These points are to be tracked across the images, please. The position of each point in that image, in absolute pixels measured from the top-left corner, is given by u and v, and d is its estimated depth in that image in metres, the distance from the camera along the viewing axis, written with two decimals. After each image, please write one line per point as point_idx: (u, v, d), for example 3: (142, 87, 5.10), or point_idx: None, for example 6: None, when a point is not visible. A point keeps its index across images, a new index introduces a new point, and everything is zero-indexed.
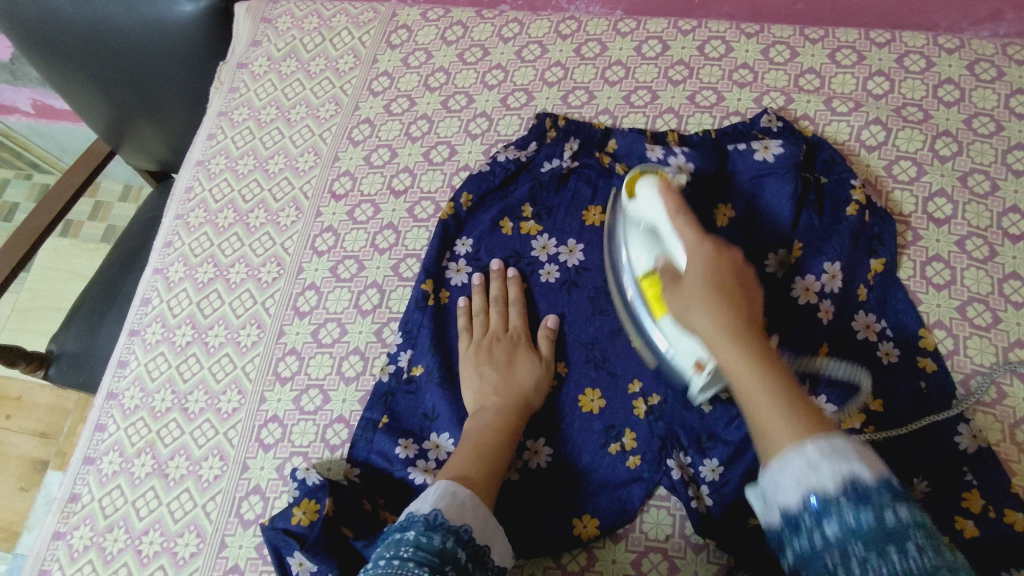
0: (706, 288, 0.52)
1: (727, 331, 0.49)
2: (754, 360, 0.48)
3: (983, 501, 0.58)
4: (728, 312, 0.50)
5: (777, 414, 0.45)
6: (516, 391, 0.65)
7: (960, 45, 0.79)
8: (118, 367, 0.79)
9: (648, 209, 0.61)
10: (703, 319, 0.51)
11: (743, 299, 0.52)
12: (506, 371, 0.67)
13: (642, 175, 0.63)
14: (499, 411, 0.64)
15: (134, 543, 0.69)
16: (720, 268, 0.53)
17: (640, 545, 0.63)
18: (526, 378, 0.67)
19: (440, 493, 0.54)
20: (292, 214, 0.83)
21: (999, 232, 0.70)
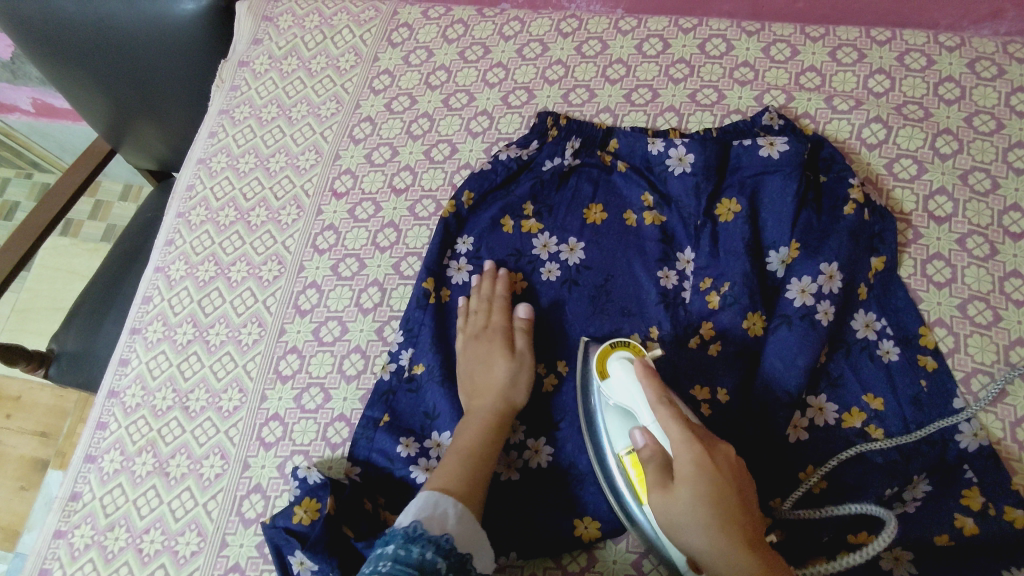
0: (701, 502, 0.50)
1: (723, 559, 0.49)
2: (741, 565, 0.48)
3: (983, 499, 0.58)
4: (719, 524, 0.49)
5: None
6: (496, 391, 0.65)
7: (961, 43, 0.79)
8: (118, 365, 0.79)
9: (624, 385, 0.59)
10: (699, 543, 0.50)
11: (734, 502, 0.50)
12: (486, 371, 0.67)
13: (614, 351, 0.62)
14: (480, 414, 0.64)
15: (135, 542, 0.69)
16: (716, 477, 0.51)
17: (641, 545, 0.63)
18: (504, 376, 0.66)
19: (422, 505, 0.56)
20: (293, 212, 0.83)
21: (999, 230, 0.70)
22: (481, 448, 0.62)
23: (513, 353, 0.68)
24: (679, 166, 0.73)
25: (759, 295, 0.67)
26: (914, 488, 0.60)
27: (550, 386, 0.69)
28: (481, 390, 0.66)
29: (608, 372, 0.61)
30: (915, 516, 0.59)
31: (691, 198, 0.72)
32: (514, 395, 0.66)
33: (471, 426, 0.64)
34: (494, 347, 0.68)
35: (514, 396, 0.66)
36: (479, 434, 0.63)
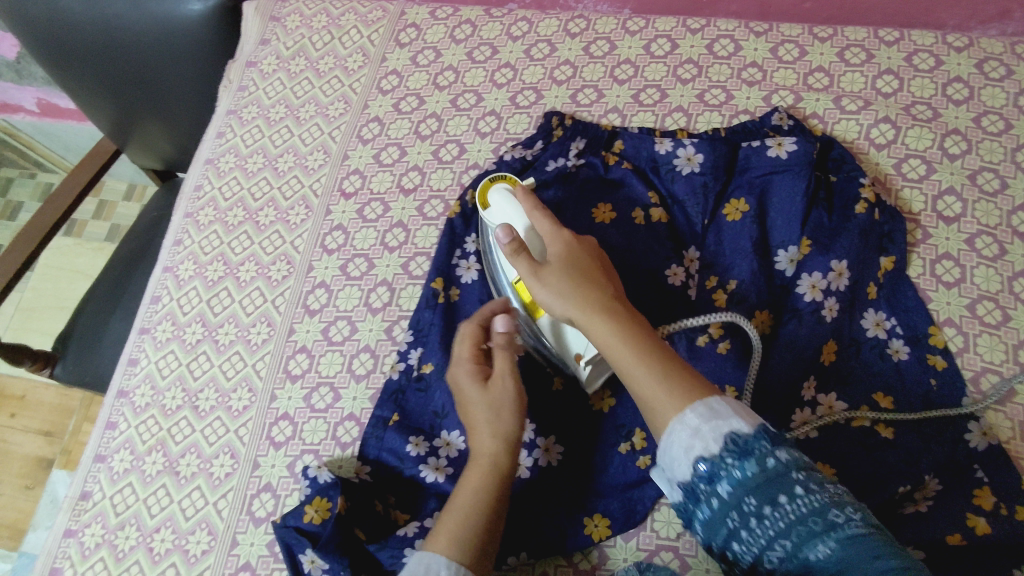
0: (571, 277, 0.56)
1: (582, 305, 0.54)
2: (617, 333, 0.52)
3: (994, 499, 0.59)
4: (596, 296, 0.54)
5: (611, 332, 0.52)
6: (484, 426, 0.58)
7: (969, 43, 0.79)
8: (128, 365, 0.79)
9: (503, 210, 0.65)
10: (571, 303, 0.54)
11: (595, 272, 0.57)
12: (471, 407, 0.59)
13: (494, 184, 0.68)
14: (475, 457, 0.58)
15: (146, 541, 0.69)
16: (581, 258, 0.58)
17: (651, 543, 0.63)
18: (485, 409, 0.58)
19: (410, 568, 0.52)
20: (302, 212, 0.83)
21: (1009, 230, 0.70)
22: (478, 495, 0.56)
23: (490, 381, 0.60)
24: (688, 166, 0.73)
25: (766, 293, 0.67)
26: (926, 487, 0.60)
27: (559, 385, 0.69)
28: (472, 427, 0.59)
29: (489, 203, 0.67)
30: (929, 514, 0.59)
31: (697, 197, 0.72)
32: (498, 425, 0.58)
33: (468, 471, 0.58)
34: (472, 381, 0.60)
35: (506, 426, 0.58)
36: (475, 479, 0.57)
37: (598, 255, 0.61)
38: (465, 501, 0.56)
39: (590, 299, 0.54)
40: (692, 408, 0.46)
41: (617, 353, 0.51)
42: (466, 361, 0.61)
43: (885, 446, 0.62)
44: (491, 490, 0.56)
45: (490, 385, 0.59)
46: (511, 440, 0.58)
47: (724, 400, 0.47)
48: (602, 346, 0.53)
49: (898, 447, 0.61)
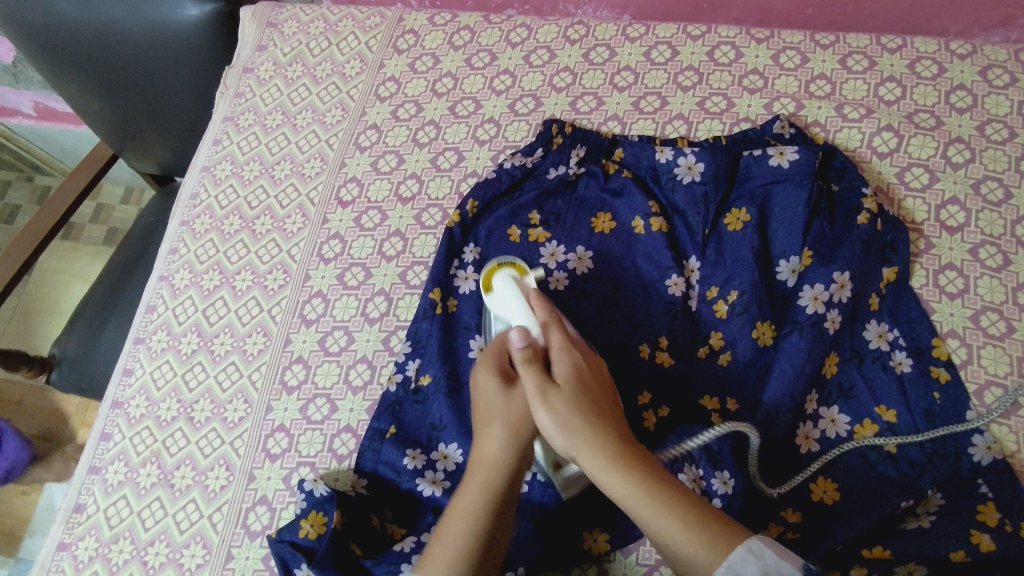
0: (579, 408, 0.50)
1: (579, 427, 0.50)
2: (617, 459, 0.48)
3: (998, 515, 0.58)
4: (608, 438, 0.49)
5: (612, 469, 0.48)
6: (493, 435, 0.54)
7: (972, 51, 0.78)
8: (122, 375, 0.79)
9: (508, 301, 0.61)
10: (583, 443, 0.49)
11: (604, 403, 0.52)
12: (486, 411, 0.55)
13: (499, 268, 0.64)
14: (479, 463, 0.54)
15: (140, 554, 0.69)
16: (591, 384, 0.53)
17: (652, 558, 0.62)
18: (502, 415, 0.54)
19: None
20: (299, 220, 0.83)
21: (1013, 240, 0.69)
22: (478, 512, 0.52)
23: (512, 389, 0.55)
24: (688, 174, 0.72)
25: (767, 304, 0.66)
26: (927, 502, 0.60)
27: None
28: (480, 432, 0.55)
29: (493, 287, 0.63)
30: (931, 531, 0.58)
31: (697, 207, 0.71)
32: (502, 436, 0.54)
33: (469, 479, 0.54)
34: (493, 387, 0.55)
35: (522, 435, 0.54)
36: (477, 494, 0.52)
37: (605, 379, 0.55)
38: (463, 517, 0.51)
39: (591, 428, 0.50)
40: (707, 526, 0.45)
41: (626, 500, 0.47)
42: (490, 362, 0.56)
43: (886, 460, 0.61)
44: (491, 506, 0.52)
45: (512, 393, 0.55)
46: (521, 448, 0.54)
47: (761, 542, 0.43)
48: (604, 488, 0.48)
49: (900, 461, 0.61)
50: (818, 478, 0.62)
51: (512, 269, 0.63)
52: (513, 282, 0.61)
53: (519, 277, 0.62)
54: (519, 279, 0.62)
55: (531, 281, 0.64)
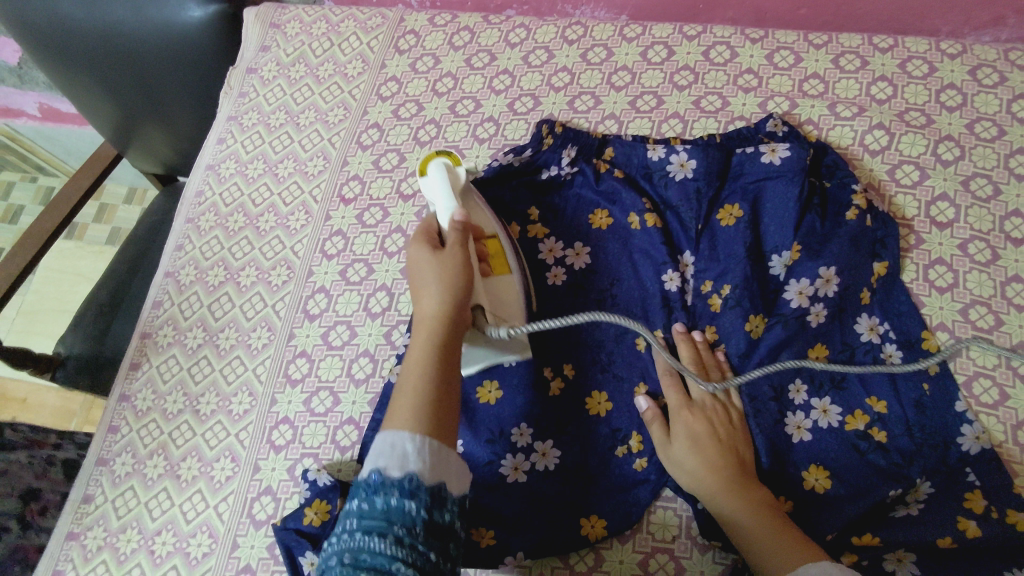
0: (688, 434, 0.62)
1: (694, 439, 0.62)
2: (719, 474, 0.60)
3: (985, 502, 0.59)
4: (712, 455, 0.61)
5: (706, 469, 0.60)
6: (430, 294, 0.57)
7: (962, 50, 0.79)
8: (129, 369, 0.80)
9: (436, 186, 0.66)
10: (688, 464, 0.61)
11: (721, 423, 0.63)
12: (420, 274, 0.59)
13: (433, 157, 0.69)
14: (422, 319, 0.57)
15: (147, 544, 0.70)
16: (701, 424, 0.62)
17: (647, 545, 0.64)
18: (435, 271, 0.58)
19: (379, 449, 0.49)
20: (302, 217, 0.84)
21: (1001, 236, 0.71)
22: (427, 354, 0.54)
23: (443, 250, 0.60)
24: (681, 172, 0.74)
25: (759, 298, 0.68)
26: (917, 489, 0.61)
27: (557, 390, 0.69)
28: (420, 292, 0.58)
29: (427, 172, 0.68)
30: (919, 518, 0.60)
31: (690, 203, 0.73)
32: (440, 296, 0.57)
33: (417, 333, 0.56)
34: (423, 249, 0.61)
35: (455, 286, 0.57)
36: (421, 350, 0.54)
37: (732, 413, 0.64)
38: (415, 364, 0.54)
39: (700, 442, 0.61)
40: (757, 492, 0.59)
41: (712, 493, 0.59)
42: (419, 234, 0.63)
43: (876, 449, 0.63)
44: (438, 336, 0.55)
45: (443, 253, 0.60)
46: (457, 301, 0.57)
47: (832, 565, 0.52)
48: (688, 474, 0.61)
49: (889, 451, 0.62)
50: (810, 466, 0.63)
51: (445, 159, 0.68)
52: (444, 170, 0.67)
53: (450, 167, 0.68)
54: (450, 168, 0.68)
55: (463, 171, 0.69)
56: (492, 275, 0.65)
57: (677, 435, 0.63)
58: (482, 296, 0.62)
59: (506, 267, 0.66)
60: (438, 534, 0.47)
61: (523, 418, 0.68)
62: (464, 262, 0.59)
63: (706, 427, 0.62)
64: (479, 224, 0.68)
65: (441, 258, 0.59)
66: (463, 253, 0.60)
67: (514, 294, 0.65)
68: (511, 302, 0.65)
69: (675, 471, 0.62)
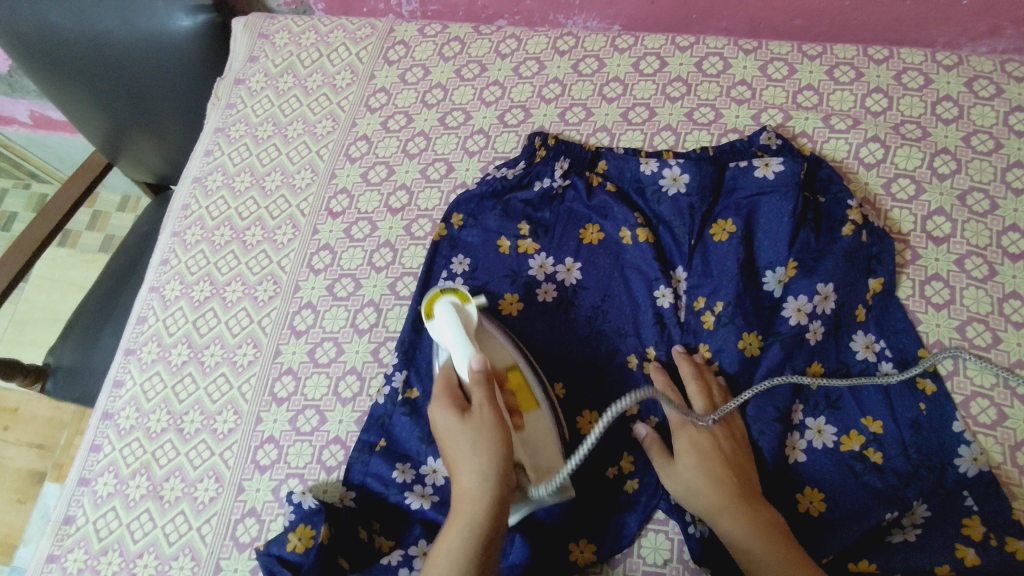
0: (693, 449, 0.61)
1: (702, 454, 0.61)
2: (723, 489, 0.59)
3: (984, 528, 0.58)
4: (717, 470, 0.60)
5: (714, 487, 0.59)
6: (467, 475, 0.55)
7: (958, 61, 0.78)
8: (113, 387, 0.79)
9: (449, 333, 0.63)
10: (692, 477, 0.60)
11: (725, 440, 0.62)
12: (452, 438, 0.57)
13: (440, 294, 0.65)
14: (460, 500, 0.54)
15: (128, 567, 0.69)
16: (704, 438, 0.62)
17: (638, 570, 0.63)
18: (469, 445, 0.56)
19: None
20: (289, 231, 0.83)
21: (999, 251, 0.69)
22: (468, 553, 0.52)
23: (470, 413, 0.58)
24: (674, 186, 0.73)
25: (753, 315, 0.67)
26: (914, 514, 0.60)
27: None
28: (456, 464, 0.56)
29: (434, 313, 0.65)
30: (916, 544, 0.59)
31: (683, 217, 0.72)
32: (478, 472, 0.55)
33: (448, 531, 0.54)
34: (450, 413, 0.58)
35: (495, 463, 0.55)
36: (455, 542, 0.53)
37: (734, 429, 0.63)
38: (448, 564, 0.52)
39: (709, 454, 0.61)
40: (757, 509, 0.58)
41: (717, 509, 0.58)
42: (439, 392, 0.60)
43: (872, 471, 0.61)
44: (473, 544, 0.52)
45: (471, 417, 0.57)
46: (497, 476, 0.54)
47: None
48: (695, 494, 0.60)
49: (886, 473, 0.61)
50: (806, 489, 0.62)
51: (453, 297, 0.65)
52: (455, 314, 0.64)
53: (461, 307, 0.64)
54: (461, 307, 0.64)
55: (474, 308, 0.65)
56: (524, 419, 0.61)
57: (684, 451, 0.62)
58: (520, 453, 0.59)
59: (535, 401, 0.62)
60: None
61: None
62: (496, 425, 0.56)
63: (713, 442, 0.61)
64: (496, 359, 0.64)
65: (466, 424, 0.57)
66: (494, 412, 0.57)
67: (549, 434, 0.61)
68: (550, 448, 0.61)
69: (680, 490, 0.61)
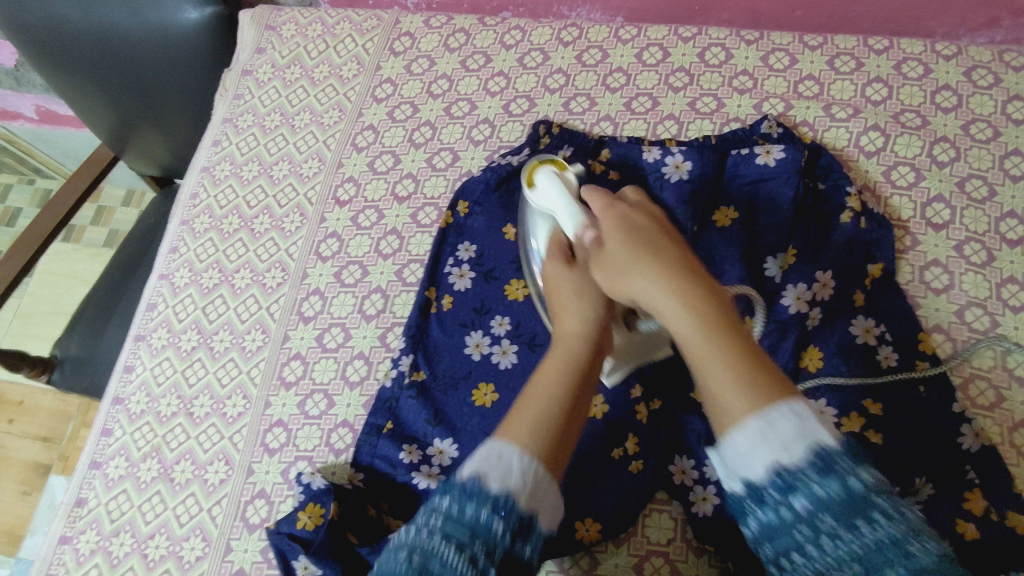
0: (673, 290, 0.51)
1: (703, 327, 0.49)
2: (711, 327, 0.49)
3: (985, 502, 0.59)
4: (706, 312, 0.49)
5: (734, 373, 0.46)
6: (572, 311, 0.57)
7: (957, 51, 0.79)
8: (123, 372, 0.80)
9: (551, 195, 0.63)
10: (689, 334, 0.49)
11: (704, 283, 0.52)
12: (558, 290, 0.59)
13: (539, 166, 0.66)
14: (560, 338, 0.56)
15: (140, 547, 0.70)
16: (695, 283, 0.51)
17: (643, 549, 0.64)
18: (571, 294, 0.58)
19: (484, 454, 0.49)
20: (297, 220, 0.84)
21: (997, 237, 0.70)
22: (557, 401, 0.52)
23: (576, 264, 0.60)
24: (676, 173, 0.74)
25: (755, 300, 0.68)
26: (918, 490, 0.61)
27: None
28: (558, 309, 0.58)
29: (536, 184, 0.65)
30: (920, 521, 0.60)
31: (686, 205, 0.73)
32: (648, 275, 0.52)
33: (554, 350, 0.56)
34: (557, 262, 0.60)
35: (597, 319, 0.56)
36: (533, 412, 0.51)
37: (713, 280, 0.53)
38: (538, 411, 0.51)
39: (710, 326, 0.48)
40: (783, 410, 0.44)
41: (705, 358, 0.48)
42: (550, 245, 0.62)
43: (874, 451, 0.62)
44: (554, 421, 0.51)
45: (576, 266, 0.59)
46: (597, 329, 0.56)
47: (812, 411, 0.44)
48: (712, 388, 0.47)
49: (888, 451, 0.62)
50: None
51: (552, 167, 0.66)
52: (557, 178, 0.64)
53: (560, 174, 0.65)
54: (560, 175, 0.65)
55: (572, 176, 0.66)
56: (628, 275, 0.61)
57: (680, 332, 0.50)
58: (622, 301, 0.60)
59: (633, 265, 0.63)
60: (512, 569, 0.46)
61: None
62: (603, 283, 0.58)
63: (706, 287, 0.51)
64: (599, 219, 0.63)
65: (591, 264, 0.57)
66: (596, 267, 0.59)
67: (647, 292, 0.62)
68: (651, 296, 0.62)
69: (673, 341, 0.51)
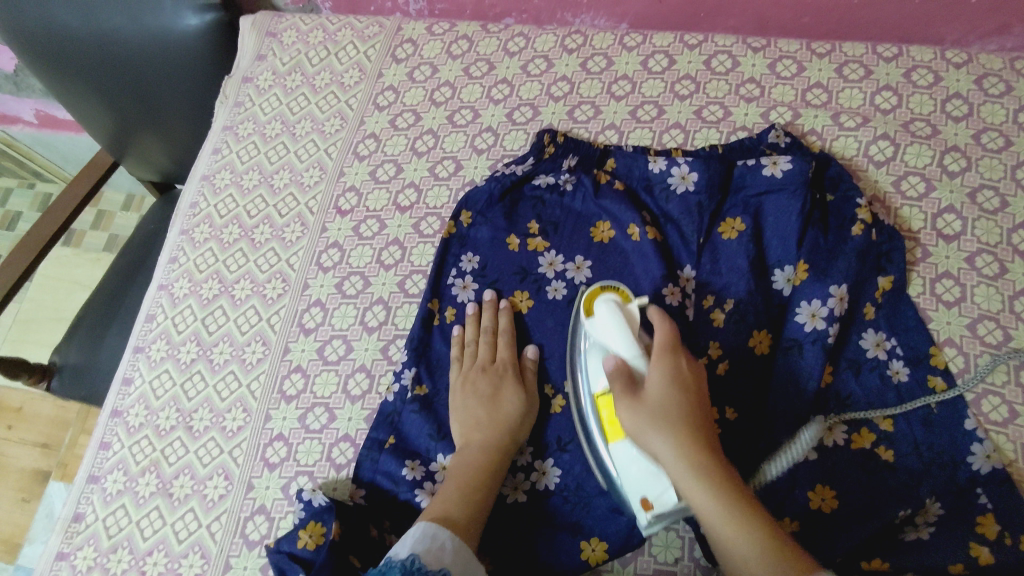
0: (670, 423, 0.54)
1: (698, 479, 0.51)
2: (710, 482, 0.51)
3: (999, 527, 0.58)
4: (694, 446, 0.53)
5: (717, 503, 0.50)
6: (480, 436, 0.65)
7: (968, 59, 0.78)
8: (122, 384, 0.79)
9: (611, 330, 0.61)
10: (667, 450, 0.53)
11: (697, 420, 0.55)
12: (473, 405, 0.67)
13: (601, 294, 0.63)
14: (470, 447, 0.64)
15: (138, 564, 0.69)
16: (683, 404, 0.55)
17: (649, 568, 0.63)
18: (483, 402, 0.67)
19: (419, 537, 0.55)
20: (297, 229, 0.83)
21: (1009, 249, 0.69)
22: (471, 484, 0.61)
23: (495, 379, 0.68)
24: (682, 184, 0.73)
25: (764, 315, 0.67)
26: (927, 511, 0.60)
27: (558, 408, 0.69)
28: (473, 426, 0.66)
29: (595, 312, 0.63)
30: (930, 542, 0.58)
31: (692, 216, 0.72)
32: (668, 438, 0.53)
33: (466, 454, 0.64)
34: (474, 371, 0.69)
35: (504, 427, 0.65)
36: (455, 487, 0.61)
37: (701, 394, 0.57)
38: (457, 484, 0.61)
39: (705, 481, 0.51)
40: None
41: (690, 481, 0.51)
42: (469, 357, 0.70)
43: (884, 469, 0.61)
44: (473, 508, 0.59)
45: (495, 388, 0.67)
46: (499, 444, 0.64)
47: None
48: (705, 518, 0.51)
49: (897, 469, 0.61)
50: (816, 486, 0.61)
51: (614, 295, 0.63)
52: (616, 308, 0.61)
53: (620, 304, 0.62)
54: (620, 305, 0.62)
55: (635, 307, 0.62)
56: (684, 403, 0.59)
57: (699, 511, 0.51)
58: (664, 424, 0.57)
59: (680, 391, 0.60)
60: None
61: (527, 440, 0.68)
62: (516, 406, 0.67)
63: (688, 407, 0.55)
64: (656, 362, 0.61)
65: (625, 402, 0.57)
66: (515, 392, 0.67)
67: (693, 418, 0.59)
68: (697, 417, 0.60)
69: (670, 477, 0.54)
